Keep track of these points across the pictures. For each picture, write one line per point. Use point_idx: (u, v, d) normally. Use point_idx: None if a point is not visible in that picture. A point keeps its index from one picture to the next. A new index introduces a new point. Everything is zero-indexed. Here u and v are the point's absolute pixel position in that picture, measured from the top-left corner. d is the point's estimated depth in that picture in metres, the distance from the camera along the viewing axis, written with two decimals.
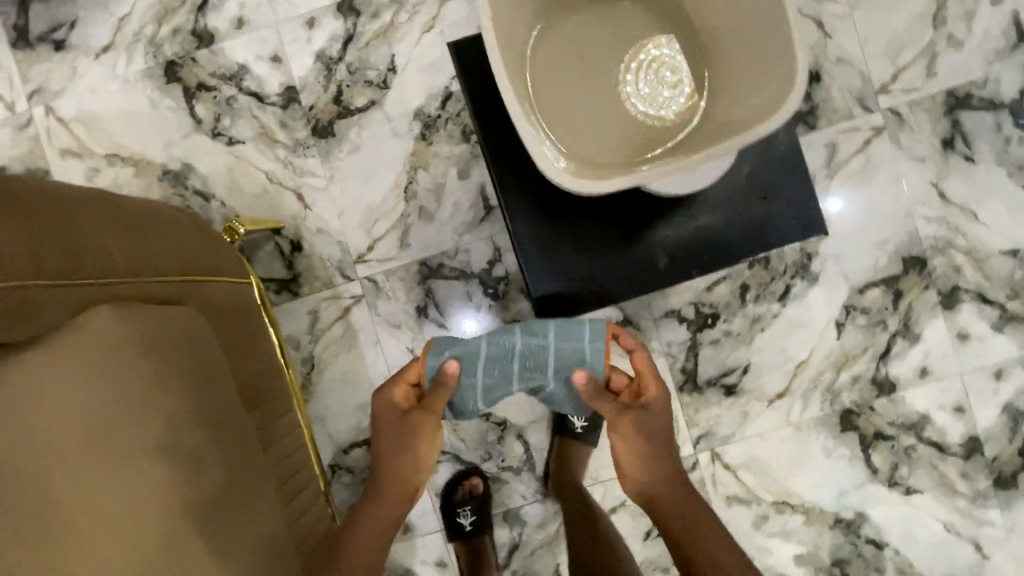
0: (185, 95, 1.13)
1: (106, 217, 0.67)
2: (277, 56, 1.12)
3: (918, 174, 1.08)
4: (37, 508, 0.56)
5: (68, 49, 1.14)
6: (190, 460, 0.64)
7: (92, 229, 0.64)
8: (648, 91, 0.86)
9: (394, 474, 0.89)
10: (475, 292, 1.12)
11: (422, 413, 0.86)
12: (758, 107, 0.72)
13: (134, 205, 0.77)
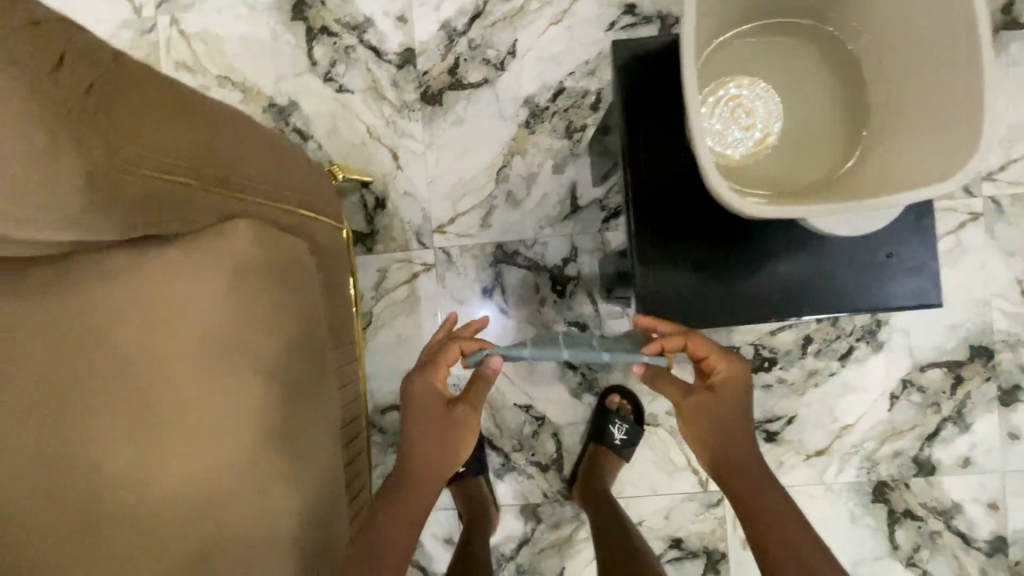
0: (307, 34, 1.15)
1: (252, 139, 0.71)
2: (404, 17, 1.14)
3: (1005, 268, 1.08)
4: (151, 392, 0.63)
5: None
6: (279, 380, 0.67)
7: (244, 152, 0.69)
8: (721, 127, 0.80)
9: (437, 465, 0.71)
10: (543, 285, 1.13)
11: (465, 405, 0.73)
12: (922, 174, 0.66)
13: (276, 135, 0.82)
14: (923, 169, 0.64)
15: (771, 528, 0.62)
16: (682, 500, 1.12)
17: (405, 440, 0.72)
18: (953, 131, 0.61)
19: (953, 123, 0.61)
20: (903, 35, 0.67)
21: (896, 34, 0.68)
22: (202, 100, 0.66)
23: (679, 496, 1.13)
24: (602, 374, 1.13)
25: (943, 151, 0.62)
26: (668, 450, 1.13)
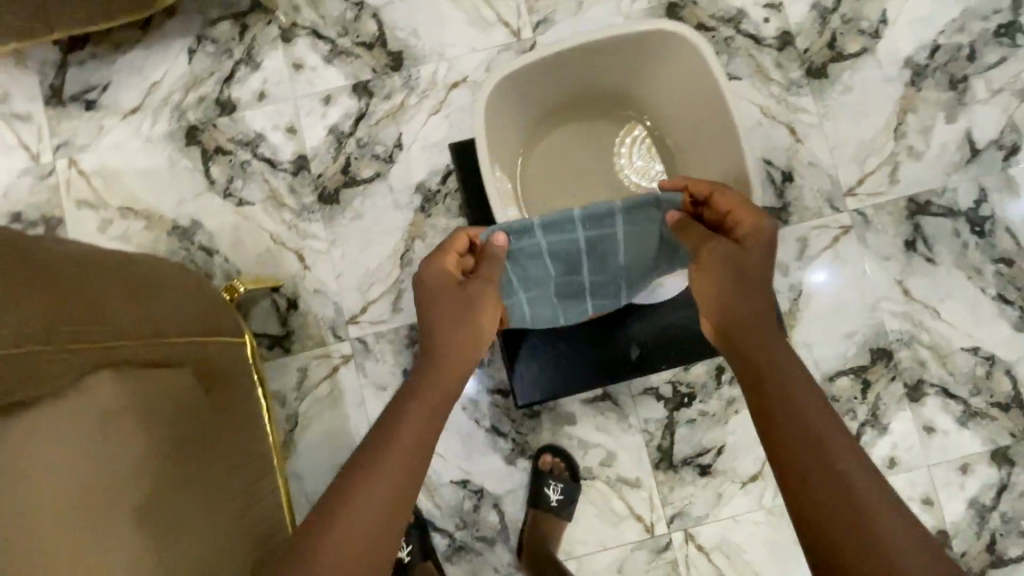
0: (202, 157, 1.21)
1: (114, 279, 0.72)
2: (292, 127, 1.21)
3: (884, 272, 1.16)
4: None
5: (98, 108, 1.22)
6: (162, 478, 0.69)
7: (105, 295, 0.69)
8: (642, 163, 1.05)
9: (445, 337, 0.75)
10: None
11: (478, 280, 0.79)
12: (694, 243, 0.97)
13: (143, 260, 0.84)
14: None
15: (834, 473, 0.56)
16: (632, 550, 1.12)
17: (427, 334, 0.75)
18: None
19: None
20: (703, 119, 0.93)
21: (700, 116, 0.93)
22: (51, 249, 0.68)
23: (629, 547, 1.12)
24: (532, 437, 1.14)
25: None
26: (609, 502, 1.13)
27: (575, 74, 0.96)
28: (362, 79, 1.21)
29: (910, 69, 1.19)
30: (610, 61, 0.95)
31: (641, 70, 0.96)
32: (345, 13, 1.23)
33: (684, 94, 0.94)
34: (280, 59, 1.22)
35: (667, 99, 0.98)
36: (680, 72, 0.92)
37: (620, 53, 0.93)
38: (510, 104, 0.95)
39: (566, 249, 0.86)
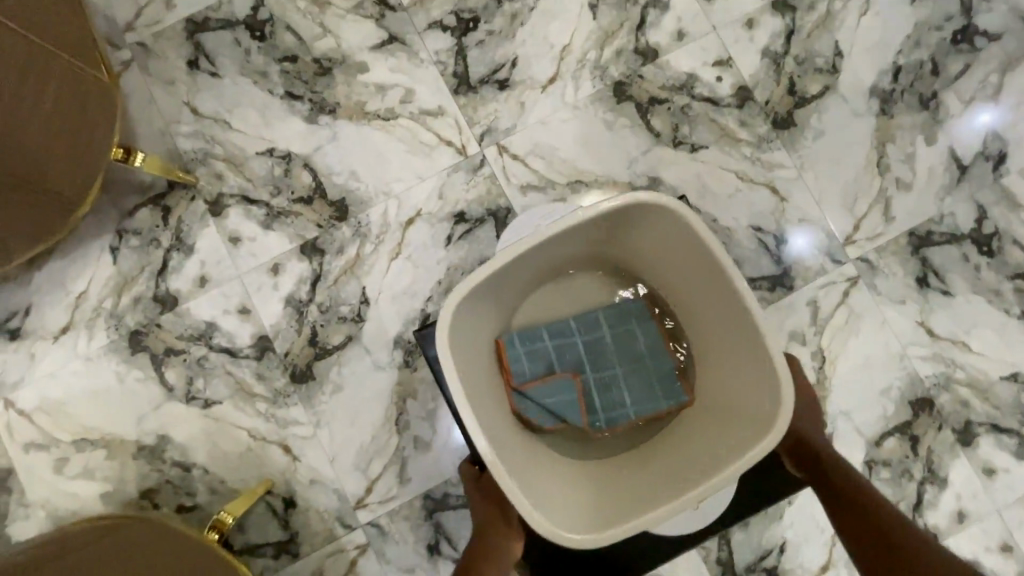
0: (153, 362, 1.08)
1: None
2: (244, 307, 1.09)
3: (903, 317, 1.09)
4: None
5: (25, 336, 1.09)
6: None
7: None
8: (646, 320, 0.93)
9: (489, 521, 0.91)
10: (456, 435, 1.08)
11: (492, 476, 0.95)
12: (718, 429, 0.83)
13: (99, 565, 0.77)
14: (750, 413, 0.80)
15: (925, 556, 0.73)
16: None
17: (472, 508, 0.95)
18: (724, 427, 0.83)
19: (722, 423, 0.84)
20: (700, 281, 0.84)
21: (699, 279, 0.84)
22: None
23: None
24: None
25: (723, 442, 0.81)
26: None
27: (541, 254, 0.86)
28: (308, 238, 1.10)
29: (876, 97, 1.13)
30: (584, 234, 0.87)
31: (620, 237, 0.88)
32: (273, 169, 1.12)
33: (676, 258, 0.86)
34: (214, 236, 1.11)
35: (657, 260, 0.89)
36: (665, 236, 0.85)
37: (590, 227, 0.85)
38: (475, 314, 0.84)
39: (571, 352, 0.91)
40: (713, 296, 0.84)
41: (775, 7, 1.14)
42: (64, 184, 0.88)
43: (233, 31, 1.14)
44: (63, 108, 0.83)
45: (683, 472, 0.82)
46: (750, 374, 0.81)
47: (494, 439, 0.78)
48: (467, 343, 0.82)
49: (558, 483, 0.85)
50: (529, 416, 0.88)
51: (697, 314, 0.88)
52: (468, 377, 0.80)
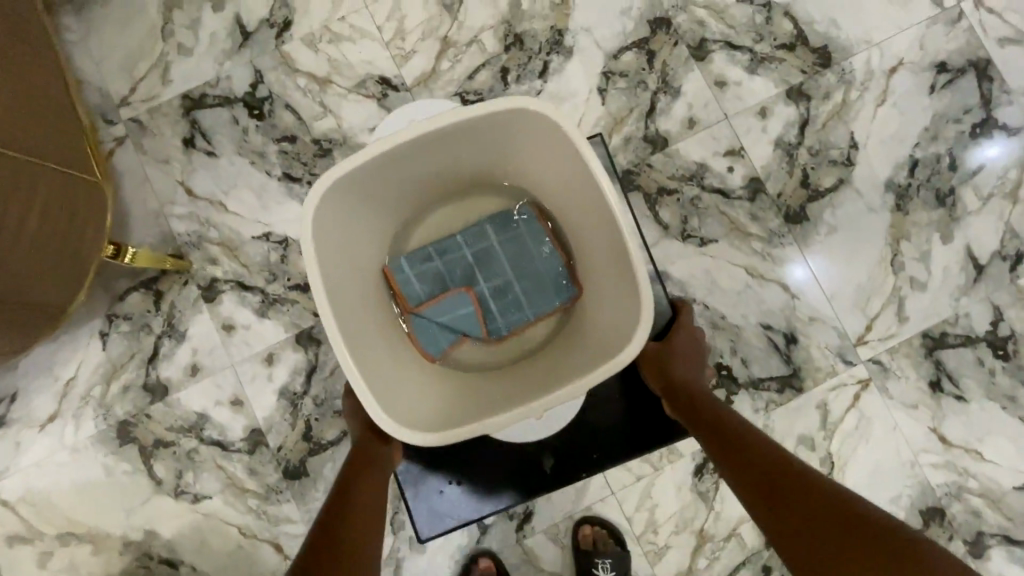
0: (142, 454, 1.05)
1: None
2: (237, 399, 1.06)
3: (914, 422, 1.06)
4: None
5: (10, 423, 1.05)
6: None
7: None
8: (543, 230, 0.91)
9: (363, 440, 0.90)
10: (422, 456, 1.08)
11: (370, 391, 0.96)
12: (603, 338, 0.83)
13: None
14: (625, 317, 0.80)
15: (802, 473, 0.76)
16: None
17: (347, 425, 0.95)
18: (596, 343, 0.82)
19: (595, 341, 0.83)
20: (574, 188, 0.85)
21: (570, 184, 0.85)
22: None
23: None
24: None
25: (596, 355, 0.81)
26: None
27: (421, 161, 0.85)
28: (304, 327, 1.07)
29: (891, 192, 1.09)
30: (464, 145, 0.84)
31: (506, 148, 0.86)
32: (269, 255, 1.08)
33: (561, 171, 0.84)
34: (207, 322, 1.07)
35: (543, 175, 0.88)
36: (547, 147, 0.83)
37: (471, 138, 0.83)
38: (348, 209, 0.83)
39: (457, 266, 0.91)
40: (594, 208, 0.82)
41: (789, 95, 1.11)
42: (48, 298, 0.84)
43: (230, 108, 1.11)
44: (48, 226, 0.79)
45: (551, 383, 0.82)
46: (622, 291, 0.81)
47: (348, 331, 0.77)
48: (338, 253, 0.82)
49: (424, 391, 0.85)
50: (418, 334, 0.89)
51: (577, 218, 0.88)
52: (337, 272, 0.80)
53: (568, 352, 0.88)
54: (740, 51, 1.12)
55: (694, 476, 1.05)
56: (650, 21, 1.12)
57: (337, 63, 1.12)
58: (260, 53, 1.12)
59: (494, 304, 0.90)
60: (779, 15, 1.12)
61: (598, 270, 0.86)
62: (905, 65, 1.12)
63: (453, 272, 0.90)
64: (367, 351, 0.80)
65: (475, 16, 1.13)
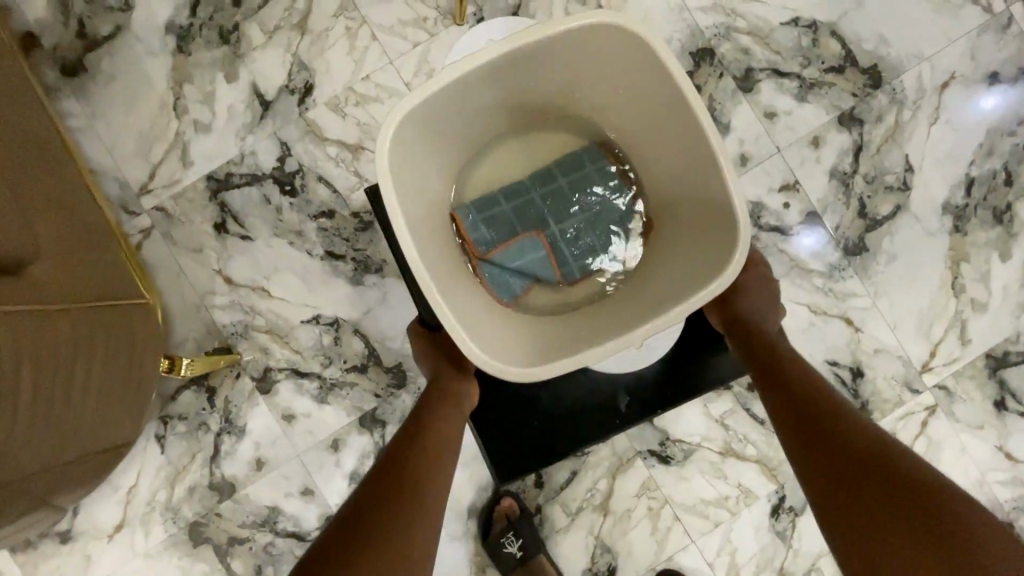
0: (218, 553, 1.03)
1: None
2: (308, 487, 1.04)
3: (981, 442, 1.07)
4: None
5: (76, 537, 1.02)
6: None
7: None
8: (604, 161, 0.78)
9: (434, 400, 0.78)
10: (489, 500, 1.04)
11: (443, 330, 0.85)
12: (688, 262, 0.70)
13: None
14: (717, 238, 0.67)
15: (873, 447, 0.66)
16: None
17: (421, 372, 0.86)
18: (685, 269, 0.70)
19: (684, 260, 0.71)
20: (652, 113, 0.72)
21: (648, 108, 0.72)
22: None
23: None
24: None
25: (687, 279, 0.69)
26: None
27: (480, 96, 0.72)
28: (367, 408, 1.04)
29: (949, 215, 1.07)
30: (524, 73, 0.71)
31: (567, 72, 0.73)
32: (321, 338, 1.04)
33: (639, 95, 0.71)
34: (266, 414, 1.04)
35: (612, 100, 0.75)
36: (617, 64, 0.70)
37: (537, 67, 0.71)
38: (412, 148, 0.70)
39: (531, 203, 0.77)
40: (672, 122, 0.69)
41: (841, 121, 1.07)
42: (109, 436, 0.79)
43: (259, 187, 1.05)
44: (106, 370, 0.74)
45: (649, 309, 0.69)
46: (708, 199, 0.69)
47: (428, 256, 0.67)
48: (404, 171, 0.68)
49: (505, 332, 0.72)
50: (486, 278, 0.76)
51: (651, 144, 0.74)
52: (412, 212, 0.68)
53: (645, 279, 0.76)
54: (788, 78, 1.07)
55: (770, 516, 1.06)
56: (692, 53, 1.07)
57: (367, 126, 1.05)
58: (284, 123, 1.05)
59: (567, 244, 0.77)
60: (825, 36, 1.07)
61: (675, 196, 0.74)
62: (957, 78, 1.08)
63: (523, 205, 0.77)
64: (444, 278, 0.69)
65: None
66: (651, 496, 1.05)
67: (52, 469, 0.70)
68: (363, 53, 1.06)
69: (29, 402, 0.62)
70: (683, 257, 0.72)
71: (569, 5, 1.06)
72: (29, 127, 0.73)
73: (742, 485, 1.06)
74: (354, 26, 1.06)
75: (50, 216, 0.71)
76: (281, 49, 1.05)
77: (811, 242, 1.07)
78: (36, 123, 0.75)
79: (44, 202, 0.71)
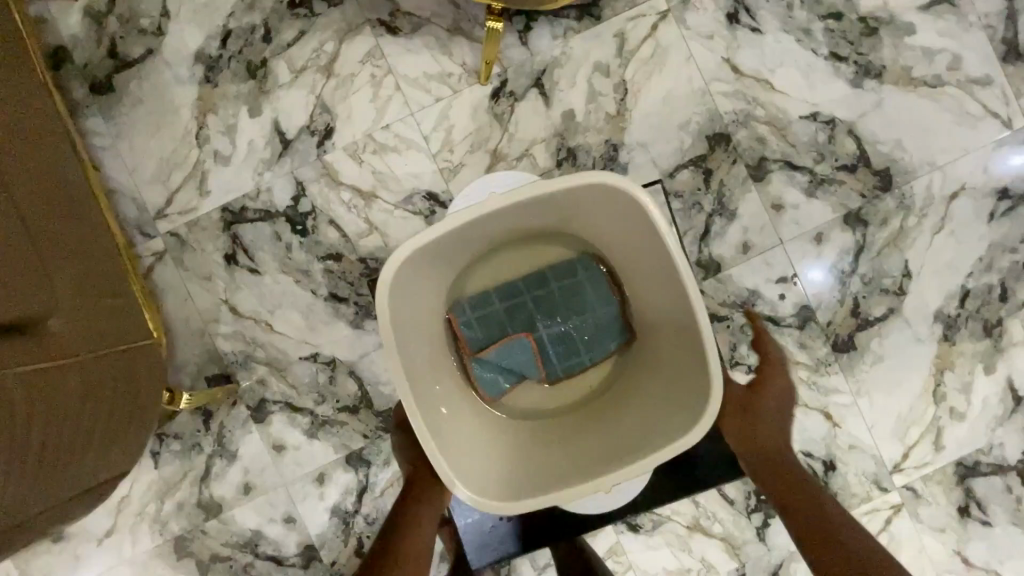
0: (199, 567, 1.08)
1: None
2: (290, 516, 1.08)
3: (940, 545, 1.10)
4: None
5: (68, 537, 1.08)
6: None
7: None
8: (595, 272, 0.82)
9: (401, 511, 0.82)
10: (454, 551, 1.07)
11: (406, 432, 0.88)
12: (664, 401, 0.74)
13: None
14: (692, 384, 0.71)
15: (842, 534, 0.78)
16: None
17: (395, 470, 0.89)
18: (661, 404, 0.74)
19: (657, 399, 0.75)
20: (638, 249, 0.75)
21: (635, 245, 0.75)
22: None
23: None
24: None
25: (661, 420, 0.73)
26: None
27: (488, 228, 0.76)
28: (354, 448, 1.08)
29: (940, 323, 1.09)
30: (534, 211, 0.75)
31: (577, 213, 0.76)
32: (317, 376, 1.08)
33: (628, 235, 0.75)
34: (257, 442, 1.08)
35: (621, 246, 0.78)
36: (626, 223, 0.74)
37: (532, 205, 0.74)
38: (411, 277, 0.74)
39: (522, 310, 0.81)
40: (656, 265, 0.73)
41: (846, 220, 1.09)
42: (116, 467, 0.83)
43: (272, 223, 1.07)
44: (115, 410, 0.77)
45: (615, 450, 0.74)
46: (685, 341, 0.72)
47: (419, 382, 0.72)
48: (402, 302, 0.73)
49: (485, 445, 0.77)
50: (474, 381, 0.80)
51: (638, 272, 0.78)
52: (406, 338, 0.73)
53: (625, 399, 0.80)
54: (800, 172, 1.08)
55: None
56: (708, 137, 1.08)
57: (382, 175, 1.07)
58: (301, 163, 1.07)
59: (553, 351, 0.80)
60: (842, 134, 1.08)
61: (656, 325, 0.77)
62: (966, 190, 1.09)
63: (514, 312, 0.81)
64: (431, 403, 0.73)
65: (527, 127, 1.08)
66: (616, 560, 1.10)
67: (61, 504, 0.74)
68: (386, 102, 1.07)
69: (38, 448, 0.66)
70: (660, 390, 0.75)
71: (593, 76, 1.08)
72: (40, 175, 0.74)
73: (705, 560, 1.10)
74: (380, 74, 1.07)
75: (60, 265, 0.73)
76: (305, 89, 1.07)
77: (817, 280, 1.09)
78: (52, 168, 0.77)
79: (54, 251, 0.73)
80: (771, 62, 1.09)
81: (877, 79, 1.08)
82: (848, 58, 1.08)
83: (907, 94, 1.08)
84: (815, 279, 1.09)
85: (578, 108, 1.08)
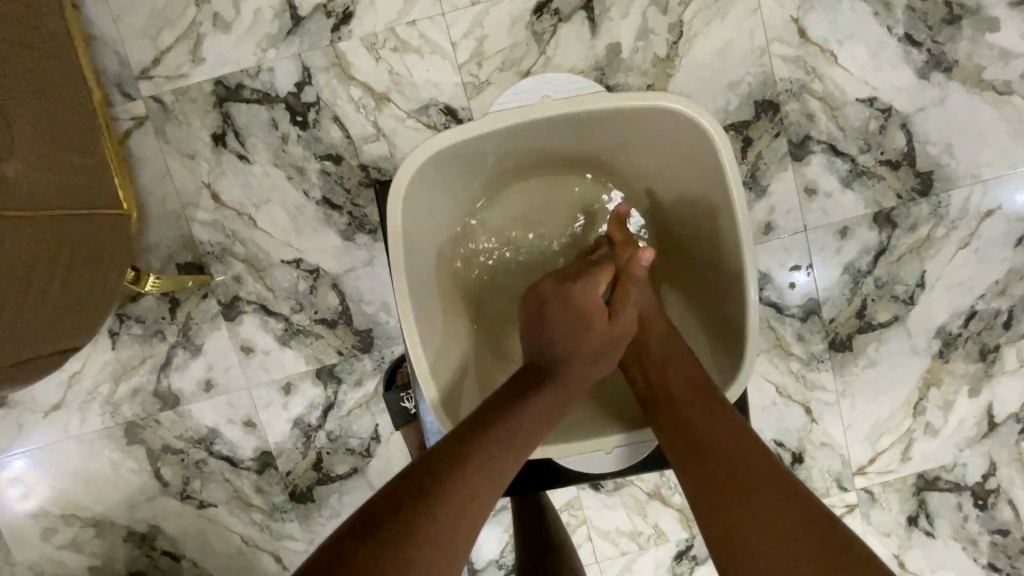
0: (149, 456, 1.05)
1: None
2: (250, 421, 1.04)
3: (883, 547, 1.13)
4: None
5: (13, 404, 1.03)
6: None
7: None
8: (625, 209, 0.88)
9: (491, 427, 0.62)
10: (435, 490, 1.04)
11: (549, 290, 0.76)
12: None
13: None
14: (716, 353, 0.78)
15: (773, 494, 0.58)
16: None
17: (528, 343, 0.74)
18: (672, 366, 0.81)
19: None
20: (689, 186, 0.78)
21: (684, 179, 0.78)
22: None
23: None
24: None
25: None
26: None
27: (526, 137, 0.76)
28: (326, 362, 1.04)
29: (939, 339, 1.08)
30: (583, 125, 0.75)
31: (625, 133, 0.77)
32: (296, 283, 1.01)
33: (683, 171, 0.77)
34: (225, 341, 1.03)
35: (666, 171, 0.80)
36: (684, 156, 0.76)
37: (593, 122, 0.74)
38: (443, 172, 0.75)
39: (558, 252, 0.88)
40: (705, 205, 0.76)
41: (875, 218, 1.04)
42: (67, 341, 0.77)
43: (269, 107, 0.97)
44: (73, 280, 0.70)
45: None
46: (723, 285, 0.76)
47: (419, 283, 0.74)
48: (427, 196, 0.75)
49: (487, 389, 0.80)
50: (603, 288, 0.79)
51: (682, 209, 0.81)
52: (417, 235, 0.74)
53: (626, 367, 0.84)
54: (842, 158, 1.02)
55: (673, 559, 1.12)
56: (756, 102, 1.00)
57: (398, 77, 0.97)
58: (310, 47, 0.96)
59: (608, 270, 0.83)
60: (895, 127, 1.01)
61: (690, 259, 0.83)
62: (1001, 210, 1.04)
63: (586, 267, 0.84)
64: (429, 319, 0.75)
65: (566, 54, 0.98)
66: (572, 513, 1.11)
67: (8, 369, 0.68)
68: None
69: None
70: None
71: (649, 10, 0.97)
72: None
73: (657, 527, 1.11)
74: None
75: (21, 102, 0.63)
76: None
77: (817, 268, 1.05)
78: None
79: (20, 87, 0.63)
80: (841, 33, 0.99)
81: (946, 74, 1.00)
82: (922, 44, 1.00)
83: (973, 96, 1.01)
84: (823, 268, 1.05)
85: (626, 43, 0.98)
